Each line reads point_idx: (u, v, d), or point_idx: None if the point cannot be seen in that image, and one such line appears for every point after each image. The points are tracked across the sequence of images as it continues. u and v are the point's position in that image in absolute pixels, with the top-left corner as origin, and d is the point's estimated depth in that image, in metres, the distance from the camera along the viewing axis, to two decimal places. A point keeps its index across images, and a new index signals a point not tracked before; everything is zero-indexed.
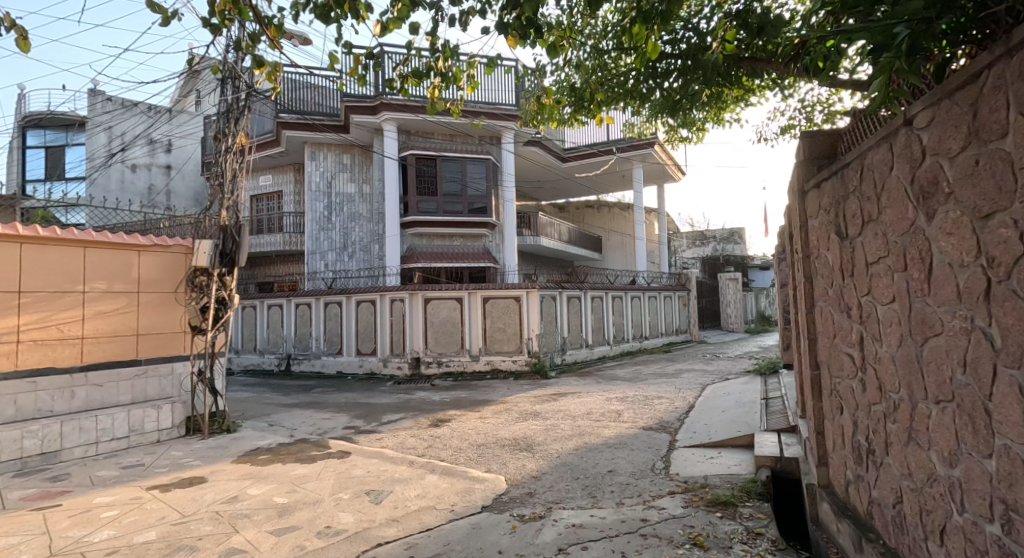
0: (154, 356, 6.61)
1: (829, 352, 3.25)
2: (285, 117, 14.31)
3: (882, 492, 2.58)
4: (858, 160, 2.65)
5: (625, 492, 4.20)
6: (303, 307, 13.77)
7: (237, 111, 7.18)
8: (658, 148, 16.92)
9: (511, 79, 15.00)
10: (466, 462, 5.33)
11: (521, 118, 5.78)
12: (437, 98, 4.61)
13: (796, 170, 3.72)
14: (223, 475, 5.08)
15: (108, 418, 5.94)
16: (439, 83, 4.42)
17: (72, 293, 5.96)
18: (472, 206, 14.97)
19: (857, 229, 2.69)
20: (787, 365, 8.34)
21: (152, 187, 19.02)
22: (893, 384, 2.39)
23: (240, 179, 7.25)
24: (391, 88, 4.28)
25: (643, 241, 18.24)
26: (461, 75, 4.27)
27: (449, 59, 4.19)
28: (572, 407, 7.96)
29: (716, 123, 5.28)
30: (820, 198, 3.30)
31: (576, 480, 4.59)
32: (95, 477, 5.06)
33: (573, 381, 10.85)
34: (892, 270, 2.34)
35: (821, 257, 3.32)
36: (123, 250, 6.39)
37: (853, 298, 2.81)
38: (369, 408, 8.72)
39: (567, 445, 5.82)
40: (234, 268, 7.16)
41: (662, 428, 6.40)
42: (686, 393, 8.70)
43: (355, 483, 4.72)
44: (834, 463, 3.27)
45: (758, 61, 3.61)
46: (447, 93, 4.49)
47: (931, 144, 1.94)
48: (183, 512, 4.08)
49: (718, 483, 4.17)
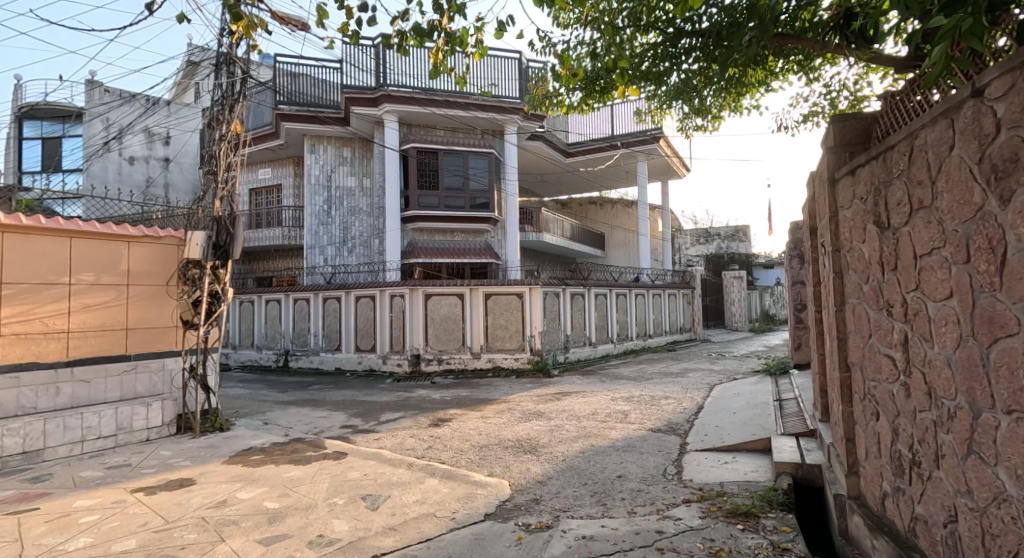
0: (144, 351, 6.38)
1: (863, 353, 3.00)
2: (283, 109, 14.01)
3: (930, 509, 2.34)
4: (905, 142, 2.41)
5: (637, 500, 3.96)
6: (302, 302, 13.52)
7: (232, 99, 6.94)
8: (662, 143, 16.71)
9: (515, 71, 14.74)
10: (467, 465, 5.09)
11: (527, 104, 5.55)
12: (440, 63, 4.33)
13: (824, 155, 3.48)
14: (213, 476, 4.84)
15: (95, 416, 5.69)
16: (444, 46, 4.15)
17: (58, 285, 5.71)
18: (474, 201, 14.69)
19: (903, 218, 2.44)
20: (798, 365, 8.08)
21: (151, 180, 18.70)
22: (947, 390, 2.15)
23: (235, 169, 7.00)
24: (390, 47, 3.99)
25: (647, 238, 17.99)
26: (467, 36, 3.99)
27: (455, 18, 3.91)
28: (577, 407, 7.70)
29: (733, 111, 5.03)
30: (853, 185, 3.06)
31: (584, 486, 4.34)
32: (79, 477, 4.81)
33: (576, 380, 10.58)
34: (948, 262, 2.09)
35: (854, 250, 3.08)
36: (112, 240, 6.15)
37: (895, 295, 2.56)
38: (367, 406, 8.46)
39: (573, 447, 5.57)
40: (229, 262, 6.82)
41: (671, 431, 6.16)
42: (694, 393, 8.45)
43: (350, 487, 4.47)
44: (866, 472, 3.04)
45: (784, 39, 3.30)
46: (451, 58, 4.23)
47: (1010, 115, 1.68)
48: (167, 518, 3.84)
49: (736, 491, 3.92)
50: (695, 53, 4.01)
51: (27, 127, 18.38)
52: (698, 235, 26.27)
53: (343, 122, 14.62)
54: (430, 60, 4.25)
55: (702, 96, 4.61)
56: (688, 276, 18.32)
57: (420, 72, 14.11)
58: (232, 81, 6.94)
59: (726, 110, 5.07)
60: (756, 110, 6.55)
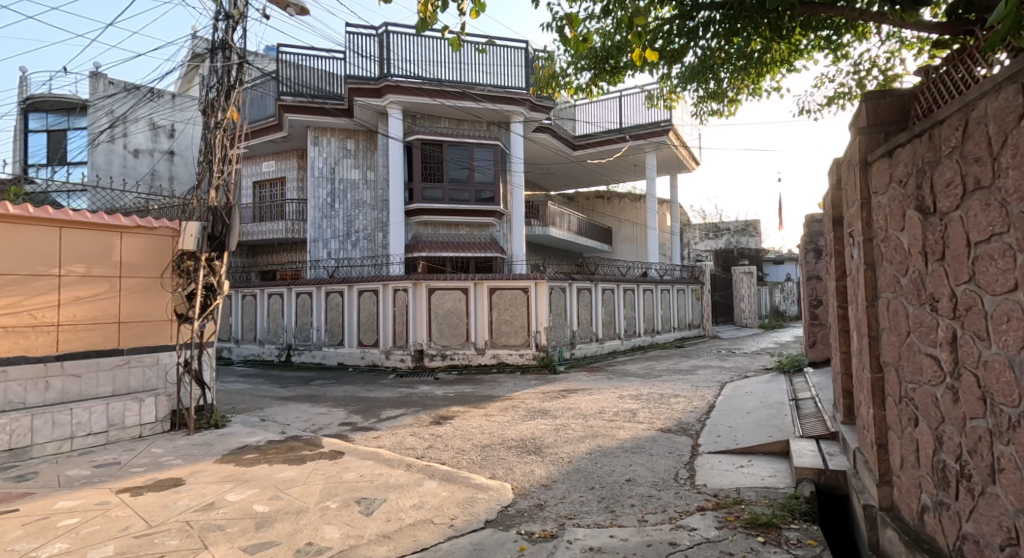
0: (137, 345, 6.18)
1: (899, 352, 2.75)
2: (286, 100, 13.79)
3: (981, 529, 2.08)
4: (957, 115, 2.14)
5: (647, 507, 3.71)
6: (304, 296, 13.35)
7: (227, 86, 6.72)
8: (672, 136, 16.36)
9: (521, 59, 14.33)
10: (468, 466, 4.86)
11: (533, 86, 5.30)
12: (433, 19, 3.97)
13: (855, 137, 3.22)
14: (203, 476, 4.64)
15: (85, 413, 5.52)
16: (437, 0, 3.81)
17: (48, 277, 5.52)
18: (479, 194, 14.43)
19: (954, 201, 2.17)
20: (813, 362, 7.78)
21: (155, 173, 18.60)
22: (1007, 396, 1.88)
23: (231, 158, 6.77)
24: None
25: (655, 232, 17.69)
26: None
27: None
28: (583, 405, 7.44)
29: (750, 94, 4.77)
30: (890, 167, 2.80)
31: (591, 491, 4.10)
32: (65, 476, 4.62)
33: (582, 377, 10.33)
34: (1014, 248, 1.81)
35: (889, 239, 2.81)
36: (103, 231, 5.94)
37: (942, 289, 2.29)
38: (368, 402, 8.24)
39: (580, 448, 5.31)
40: (224, 253, 6.59)
41: (681, 431, 5.91)
42: (704, 391, 8.17)
43: (345, 489, 4.25)
44: (901, 482, 2.78)
45: (813, 7, 3.01)
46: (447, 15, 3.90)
47: None
48: (151, 521, 3.64)
49: (754, 499, 3.66)
50: (713, 26, 3.73)
51: (32, 119, 18.23)
52: (707, 231, 25.81)
53: (346, 113, 14.39)
54: (419, 13, 3.89)
55: (717, 77, 4.36)
56: (697, 271, 17.97)
57: (424, 61, 13.74)
58: (227, 67, 6.70)
59: (742, 93, 4.81)
60: (781, 91, 6.27)
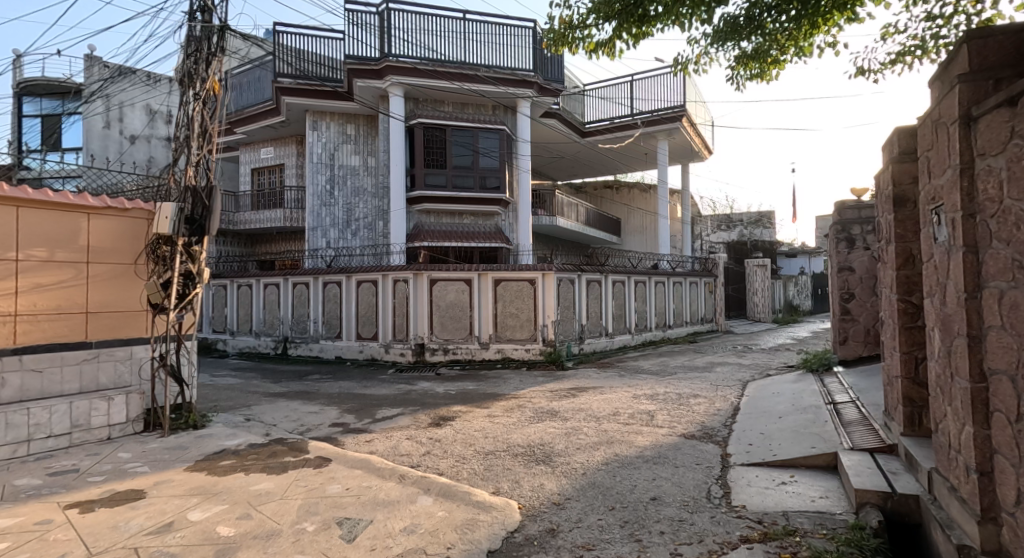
0: (107, 338, 5.62)
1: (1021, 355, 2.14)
2: (285, 83, 13.20)
3: None
4: None
5: (680, 535, 3.13)
6: (300, 286, 12.80)
7: (207, 53, 6.14)
8: (685, 121, 15.66)
9: (528, 37, 13.66)
10: (469, 479, 4.27)
11: (545, 40, 4.70)
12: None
13: (949, 88, 2.60)
14: (168, 487, 4.07)
15: (45, 412, 5.00)
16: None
17: (3, 261, 4.93)
18: (485, 181, 13.83)
19: None
20: (844, 362, 7.17)
21: (153, 160, 17.85)
22: None
23: (211, 134, 6.15)
24: None
25: (665, 220, 16.90)
26: None
27: None
28: (595, 406, 6.85)
29: (797, 54, 4.36)
30: (1011, 120, 2.17)
31: (611, 512, 3.51)
32: (12, 486, 4.07)
33: (592, 373, 9.75)
34: None
35: (1009, 211, 2.18)
36: (68, 211, 5.37)
37: None
38: (364, 401, 7.65)
39: (595, 457, 4.72)
40: (204, 238, 6.02)
41: (706, 437, 5.30)
42: (726, 391, 7.56)
43: (327, 506, 3.69)
44: (1016, 523, 2.19)
45: None
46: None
47: None
48: (93, 548, 3.08)
49: (809, 529, 3.06)
50: None
51: (27, 104, 17.87)
52: (720, 222, 25.03)
53: (346, 96, 13.73)
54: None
55: (763, 33, 4.15)
56: (710, 263, 17.28)
57: (428, 39, 13.06)
58: (207, 32, 6.12)
59: (787, 55, 4.47)
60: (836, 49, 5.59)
